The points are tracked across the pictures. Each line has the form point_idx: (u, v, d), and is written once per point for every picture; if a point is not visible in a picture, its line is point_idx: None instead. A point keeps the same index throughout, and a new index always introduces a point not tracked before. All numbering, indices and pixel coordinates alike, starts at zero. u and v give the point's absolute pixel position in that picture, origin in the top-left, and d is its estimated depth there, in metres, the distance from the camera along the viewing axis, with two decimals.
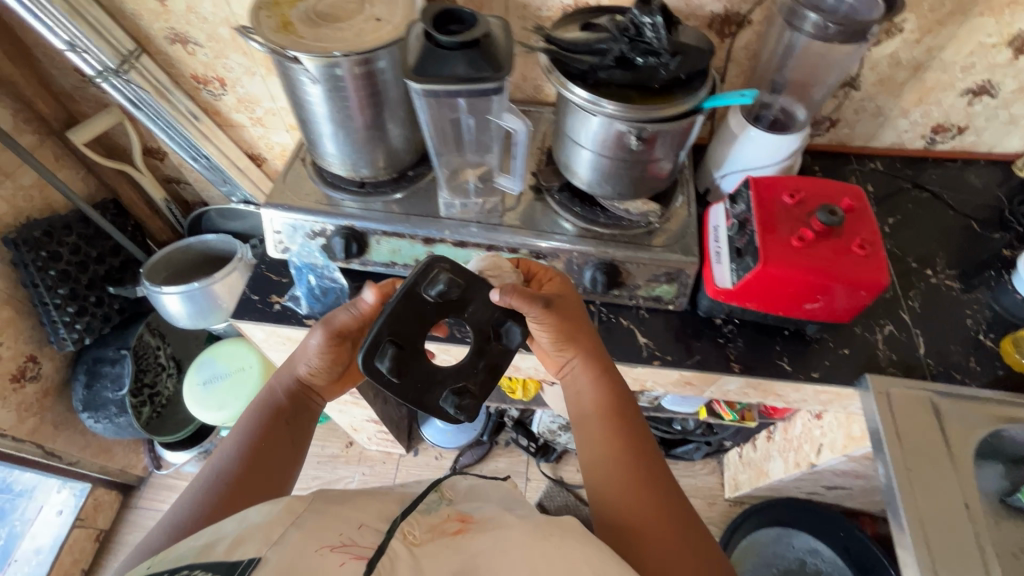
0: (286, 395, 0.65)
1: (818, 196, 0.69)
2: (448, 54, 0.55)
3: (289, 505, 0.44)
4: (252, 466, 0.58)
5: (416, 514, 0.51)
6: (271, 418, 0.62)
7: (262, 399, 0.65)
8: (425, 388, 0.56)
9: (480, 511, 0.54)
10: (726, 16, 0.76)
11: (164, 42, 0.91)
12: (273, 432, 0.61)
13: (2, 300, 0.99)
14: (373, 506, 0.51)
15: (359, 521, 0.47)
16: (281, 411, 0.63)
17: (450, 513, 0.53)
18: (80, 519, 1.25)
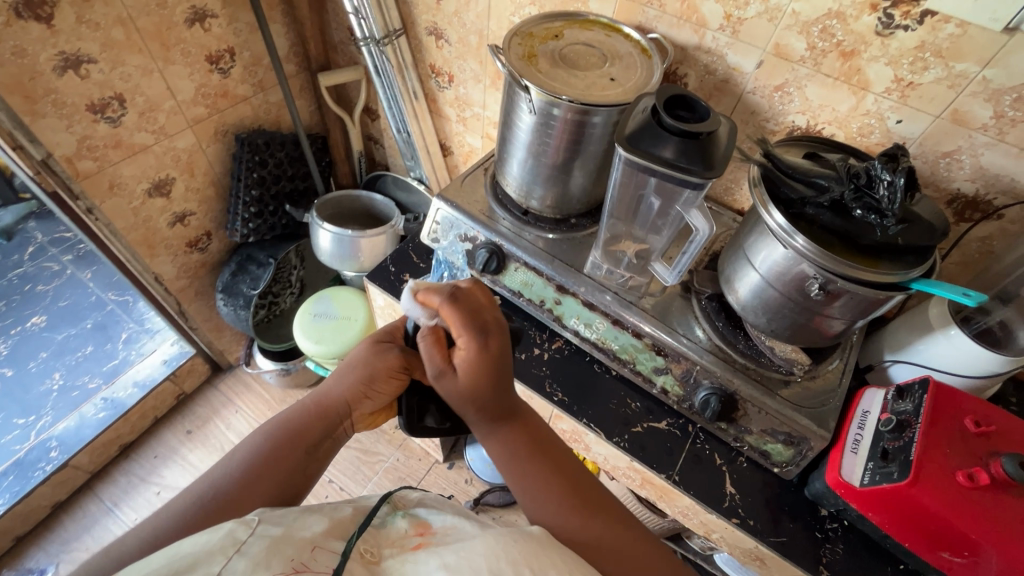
0: (314, 414, 0.60)
1: (1011, 440, 0.57)
2: (665, 135, 0.55)
3: (232, 530, 0.42)
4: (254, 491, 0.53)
5: (372, 532, 0.50)
6: (288, 441, 0.57)
7: (284, 419, 0.59)
8: (468, 412, 0.69)
9: (442, 519, 0.53)
10: (972, 200, 0.69)
11: (423, 31, 1.03)
12: (290, 461, 0.56)
13: (211, 181, 1.18)
14: (324, 518, 0.48)
15: (312, 538, 0.44)
16: (304, 435, 0.58)
17: (408, 524, 0.52)
18: (174, 375, 1.44)
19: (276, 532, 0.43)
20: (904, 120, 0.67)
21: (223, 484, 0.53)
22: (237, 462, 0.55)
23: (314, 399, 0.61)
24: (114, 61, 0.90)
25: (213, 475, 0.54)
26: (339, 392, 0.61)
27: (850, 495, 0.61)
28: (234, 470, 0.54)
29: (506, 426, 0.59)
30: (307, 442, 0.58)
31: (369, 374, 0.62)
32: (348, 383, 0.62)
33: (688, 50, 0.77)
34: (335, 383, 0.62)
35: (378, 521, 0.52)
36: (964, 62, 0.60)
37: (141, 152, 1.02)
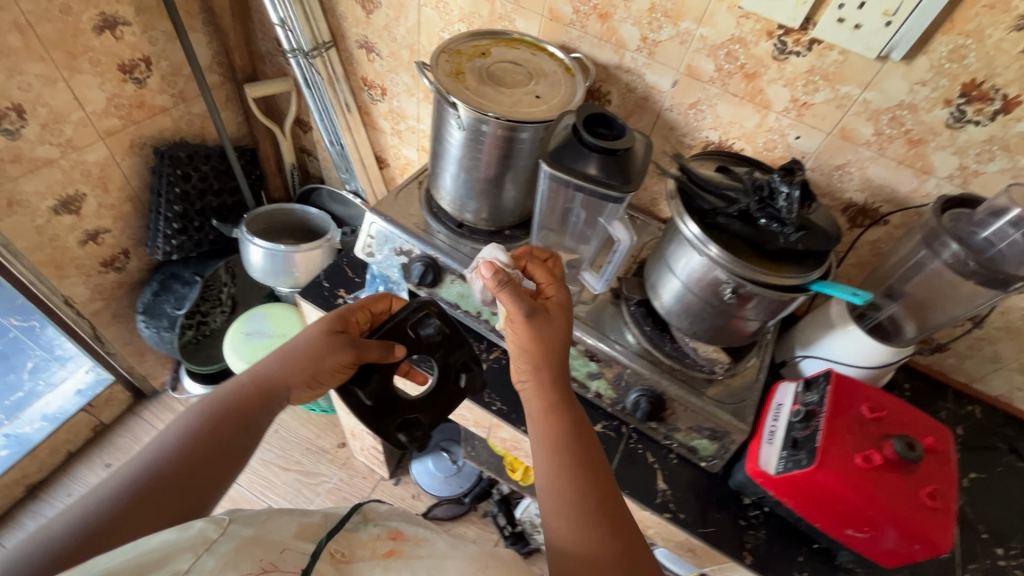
0: (252, 394, 0.60)
1: (900, 423, 0.64)
2: (586, 152, 0.58)
3: (202, 529, 0.40)
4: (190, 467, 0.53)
5: (345, 534, 0.49)
6: (225, 420, 0.57)
7: (221, 399, 0.59)
8: (383, 416, 0.66)
9: (413, 530, 0.54)
10: (862, 208, 0.76)
11: (353, 44, 1.02)
12: (227, 440, 0.56)
13: (128, 197, 1.11)
14: (293, 522, 0.47)
15: (282, 541, 0.43)
16: (241, 415, 0.58)
17: (380, 530, 0.52)
18: (89, 405, 1.34)
19: (248, 533, 0.42)
20: (801, 136, 0.73)
21: (154, 460, 0.52)
22: (169, 440, 0.54)
23: (253, 380, 0.61)
24: (11, 69, 0.83)
25: (144, 454, 0.53)
26: (280, 373, 0.62)
27: (767, 483, 0.66)
28: (168, 448, 0.53)
29: (559, 416, 0.57)
30: (245, 421, 0.58)
31: (314, 358, 0.62)
32: (292, 363, 0.62)
33: (610, 69, 0.81)
34: (274, 365, 0.62)
35: (350, 527, 0.51)
36: (847, 85, 0.67)
37: (45, 167, 0.94)
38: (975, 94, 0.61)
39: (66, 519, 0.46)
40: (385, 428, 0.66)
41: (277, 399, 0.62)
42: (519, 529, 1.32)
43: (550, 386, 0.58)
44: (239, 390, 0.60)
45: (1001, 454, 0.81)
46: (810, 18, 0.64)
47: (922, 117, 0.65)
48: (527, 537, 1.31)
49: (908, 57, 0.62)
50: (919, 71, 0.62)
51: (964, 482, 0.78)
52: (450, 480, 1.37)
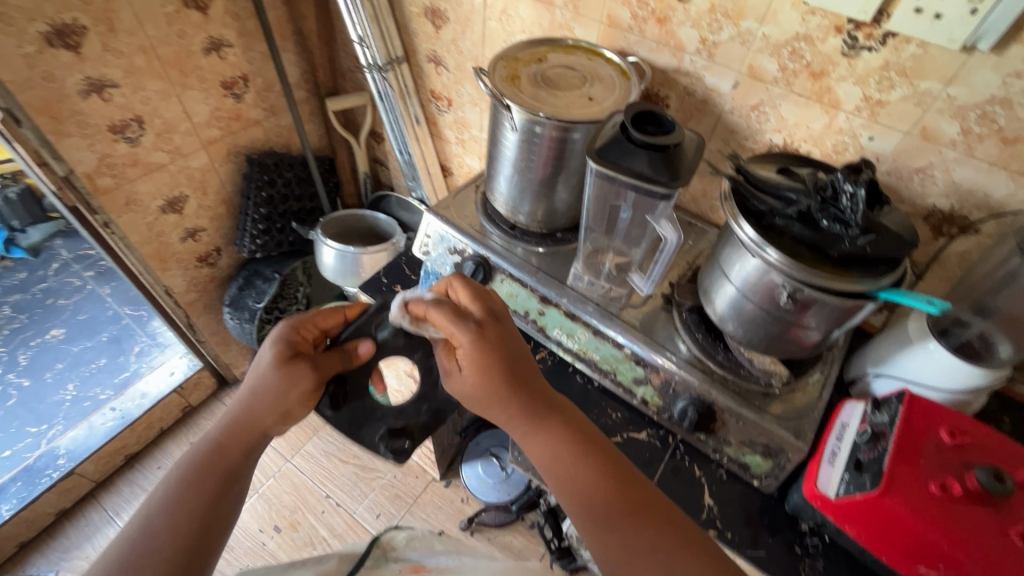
0: (226, 443, 0.56)
1: (986, 453, 0.57)
2: (633, 148, 0.58)
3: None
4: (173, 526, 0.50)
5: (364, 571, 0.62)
6: (206, 477, 0.54)
7: (196, 457, 0.55)
8: (363, 422, 0.67)
9: (431, 562, 0.67)
10: (948, 215, 0.69)
11: (424, 59, 1.09)
12: (214, 493, 0.53)
13: (223, 200, 1.24)
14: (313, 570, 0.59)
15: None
16: (225, 465, 0.55)
17: (398, 564, 0.65)
18: (181, 387, 1.48)
19: None
20: (875, 137, 0.69)
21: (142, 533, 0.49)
22: (151, 509, 0.51)
23: (223, 431, 0.57)
24: (136, 85, 0.97)
25: (129, 530, 0.50)
26: (253, 413, 0.57)
27: (826, 507, 0.60)
28: (155, 523, 0.50)
29: (542, 429, 0.56)
30: (228, 471, 0.55)
31: (282, 392, 0.57)
32: (261, 402, 0.57)
33: (668, 73, 0.80)
34: (239, 410, 0.57)
35: (372, 563, 0.64)
36: (928, 80, 0.62)
37: (156, 170, 1.08)
38: None
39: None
40: (367, 436, 0.66)
41: (253, 441, 0.58)
42: (565, 544, 1.28)
43: (512, 404, 0.56)
44: (217, 440, 0.56)
45: None
46: (884, 11, 0.61)
47: (1018, 113, 0.59)
48: (573, 554, 1.28)
49: (1000, 47, 0.57)
50: (1013, 62, 0.56)
51: None
52: (501, 485, 1.36)
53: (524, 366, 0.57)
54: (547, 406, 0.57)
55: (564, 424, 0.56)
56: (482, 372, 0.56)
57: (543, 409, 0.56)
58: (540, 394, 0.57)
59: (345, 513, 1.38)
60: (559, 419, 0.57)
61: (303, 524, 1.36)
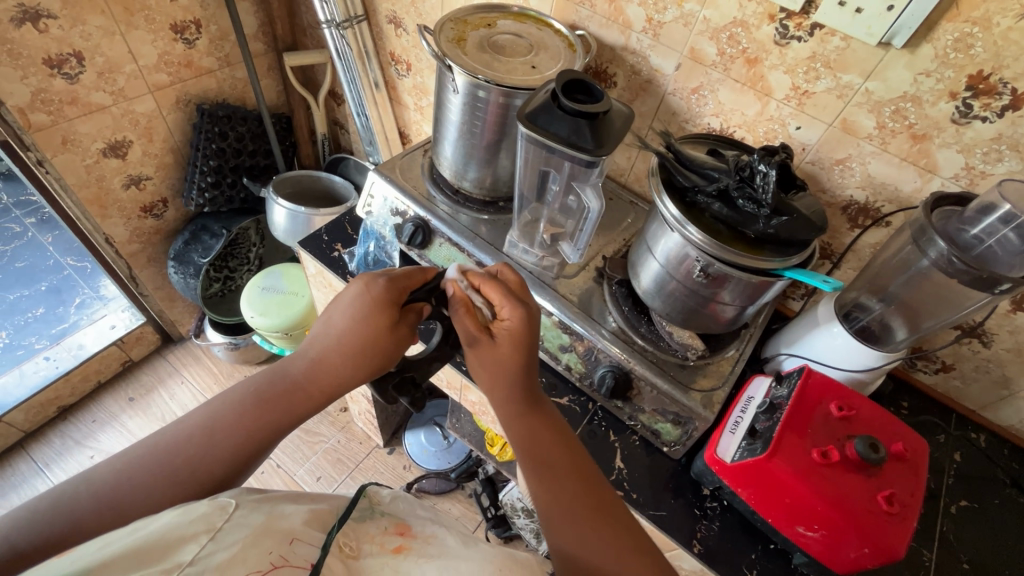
0: (307, 384, 0.57)
1: (871, 426, 0.61)
2: (560, 115, 0.59)
3: (207, 514, 0.40)
4: (223, 442, 0.52)
5: (352, 525, 0.50)
6: (271, 410, 0.55)
7: (272, 378, 0.57)
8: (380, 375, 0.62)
9: (418, 527, 0.55)
10: (864, 206, 0.73)
11: (384, 19, 1.07)
12: (271, 428, 0.55)
13: (170, 149, 1.20)
14: (304, 509, 0.48)
15: (290, 530, 0.43)
16: (297, 401, 0.56)
17: (387, 523, 0.53)
18: (121, 340, 1.45)
19: (256, 520, 0.42)
20: (802, 126, 0.72)
21: (203, 440, 0.51)
22: (221, 414, 0.53)
23: (308, 372, 0.57)
24: (75, 19, 0.93)
25: (193, 423, 0.53)
26: (341, 363, 0.57)
27: (722, 472, 0.63)
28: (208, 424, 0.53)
29: (532, 416, 0.60)
30: (291, 415, 0.56)
31: (365, 337, 0.57)
32: (353, 355, 0.57)
33: (617, 50, 0.81)
34: (331, 360, 0.57)
35: (359, 515, 0.52)
36: (849, 73, 0.65)
37: (98, 112, 1.04)
38: (982, 87, 0.58)
39: (96, 487, 0.47)
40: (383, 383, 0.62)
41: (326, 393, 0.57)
42: (501, 512, 1.32)
43: (516, 388, 0.59)
44: (297, 377, 0.57)
45: (1001, 486, 0.75)
46: (812, 2, 0.63)
47: (926, 111, 0.62)
48: (508, 522, 1.31)
49: (912, 45, 0.60)
50: (922, 61, 0.60)
51: (952, 509, 0.72)
52: (440, 454, 1.41)
53: (532, 366, 0.60)
54: (534, 401, 0.61)
55: (547, 422, 0.60)
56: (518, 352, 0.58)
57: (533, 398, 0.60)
58: (532, 389, 0.60)
59: (285, 474, 1.38)
60: (541, 415, 0.60)
61: None
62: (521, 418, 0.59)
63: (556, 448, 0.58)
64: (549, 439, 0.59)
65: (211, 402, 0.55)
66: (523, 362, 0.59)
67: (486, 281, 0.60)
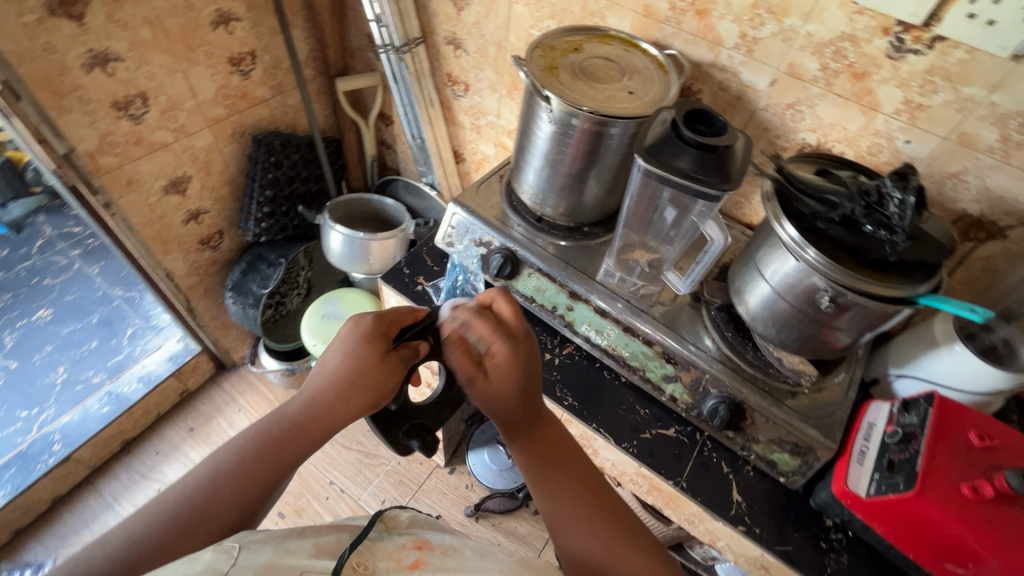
0: (305, 426, 0.53)
1: (1012, 455, 0.59)
2: (683, 146, 0.57)
3: (214, 561, 0.42)
4: (222, 490, 0.49)
5: (369, 545, 0.50)
6: (269, 455, 0.51)
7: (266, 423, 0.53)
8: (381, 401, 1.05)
9: (438, 540, 0.54)
10: (978, 220, 0.70)
11: (442, 40, 1.05)
12: (273, 477, 0.51)
13: (226, 181, 1.19)
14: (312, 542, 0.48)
15: (299, 563, 0.44)
16: (296, 445, 0.52)
17: (404, 540, 0.53)
18: (179, 371, 1.45)
19: (262, 558, 0.44)
20: (912, 140, 0.69)
21: (204, 491, 0.49)
22: (220, 463, 0.51)
23: (305, 412, 0.54)
24: (140, 59, 0.92)
25: (194, 476, 0.50)
26: (337, 402, 0.54)
27: (856, 505, 0.62)
28: (210, 476, 0.50)
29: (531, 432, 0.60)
30: (288, 458, 0.52)
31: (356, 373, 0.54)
32: (348, 393, 0.54)
33: (703, 67, 0.79)
34: (325, 396, 0.54)
35: (375, 537, 0.52)
36: (972, 86, 0.62)
37: (160, 150, 1.03)
38: None
39: (111, 551, 0.45)
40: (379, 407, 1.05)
41: (327, 433, 0.54)
42: None
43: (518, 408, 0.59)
44: (292, 420, 0.54)
45: None
46: (935, 14, 0.60)
47: None
48: None
49: None
50: None
51: None
52: (504, 473, 1.37)
53: (535, 389, 0.60)
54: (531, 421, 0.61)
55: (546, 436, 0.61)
56: (513, 381, 0.58)
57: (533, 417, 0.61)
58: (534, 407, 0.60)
59: (350, 499, 1.38)
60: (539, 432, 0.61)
61: (308, 510, 1.36)
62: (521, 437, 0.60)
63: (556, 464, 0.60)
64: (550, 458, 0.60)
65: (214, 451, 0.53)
66: (525, 380, 0.59)
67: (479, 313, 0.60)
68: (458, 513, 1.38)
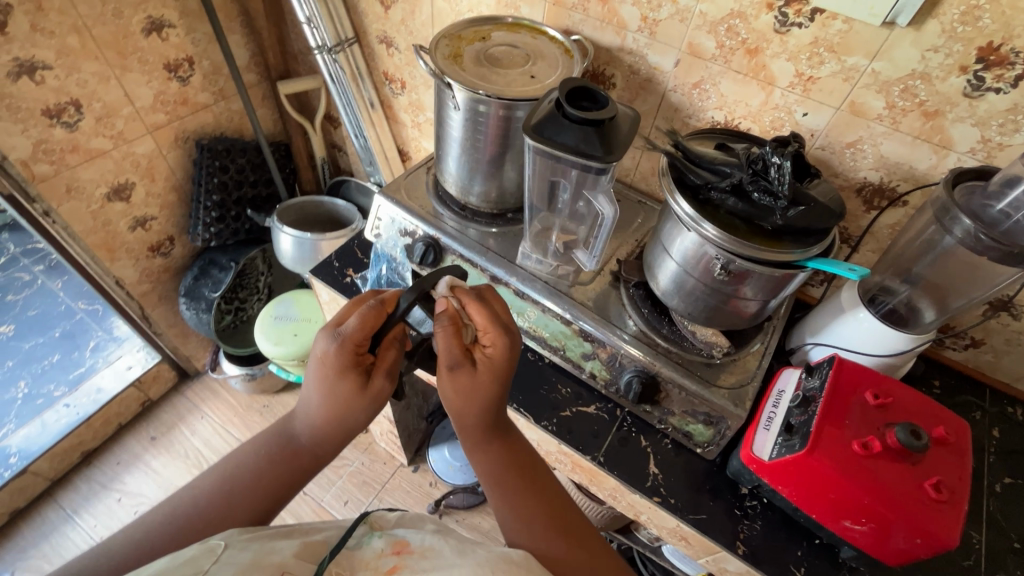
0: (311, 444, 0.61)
1: (907, 413, 0.60)
2: (567, 124, 0.58)
3: (196, 558, 0.45)
4: (242, 504, 0.56)
5: (346, 555, 0.51)
6: (282, 466, 0.59)
7: (278, 443, 0.61)
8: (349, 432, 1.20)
9: (420, 539, 0.54)
10: (879, 187, 0.72)
11: (375, 39, 1.07)
12: (284, 485, 0.59)
13: (173, 187, 1.21)
14: (298, 541, 0.50)
15: (280, 562, 0.46)
16: (304, 459, 0.61)
17: (384, 543, 0.53)
18: (138, 381, 1.45)
19: (243, 557, 0.46)
20: (809, 112, 0.71)
21: (225, 504, 0.56)
22: (237, 475, 0.58)
23: (309, 435, 0.61)
24: (70, 67, 0.93)
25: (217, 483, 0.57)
26: (336, 427, 0.60)
27: (761, 470, 0.62)
28: (232, 484, 0.57)
29: (492, 440, 0.62)
30: (299, 475, 0.60)
31: (346, 402, 0.58)
32: (344, 419, 0.59)
33: (613, 51, 0.81)
34: (325, 422, 0.60)
35: (355, 542, 0.54)
36: (854, 56, 0.64)
37: (98, 157, 1.04)
38: (993, 59, 0.57)
39: (123, 551, 0.50)
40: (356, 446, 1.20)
41: (332, 451, 0.62)
42: None
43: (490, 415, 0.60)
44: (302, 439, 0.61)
45: None
46: None
47: (937, 87, 0.61)
48: None
49: (917, 22, 0.59)
50: (929, 37, 0.59)
51: (997, 487, 0.71)
52: (466, 468, 1.39)
53: (506, 395, 0.61)
54: (497, 426, 0.62)
55: (508, 445, 0.63)
56: (492, 383, 0.59)
57: (499, 427, 0.62)
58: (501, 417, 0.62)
59: (312, 501, 1.38)
60: (503, 441, 0.63)
61: None
62: (484, 441, 0.61)
63: (518, 469, 0.62)
64: (509, 465, 0.61)
65: (227, 464, 0.60)
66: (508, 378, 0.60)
67: (474, 302, 0.58)
68: (421, 510, 1.39)
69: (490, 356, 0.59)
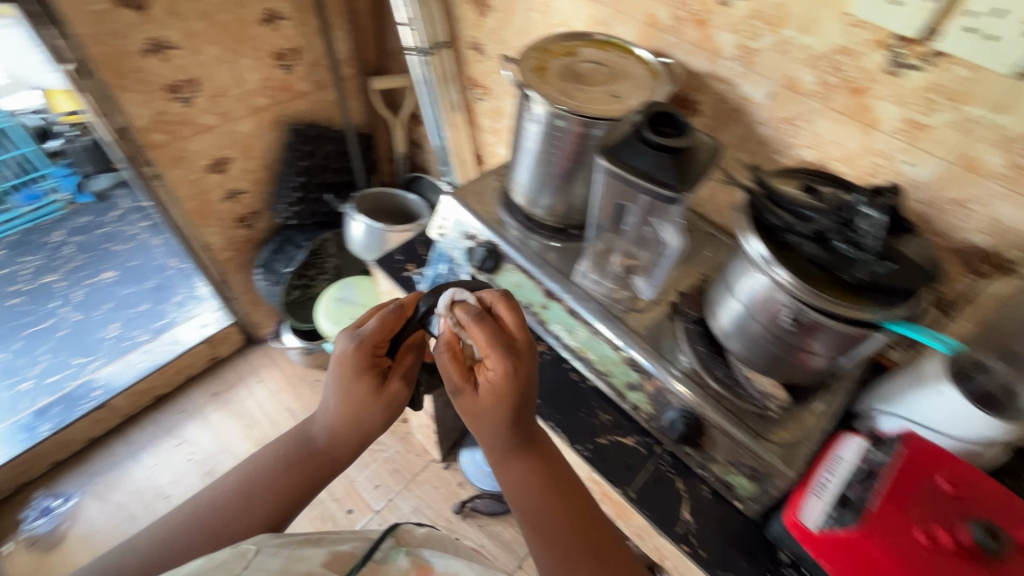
0: (324, 447, 0.65)
1: (988, 503, 0.55)
2: (643, 149, 0.57)
3: (228, 561, 0.48)
4: (259, 505, 0.62)
5: (372, 568, 0.54)
6: (296, 469, 0.64)
7: (294, 446, 0.66)
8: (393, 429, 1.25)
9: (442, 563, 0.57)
10: (987, 253, 0.65)
11: (466, 45, 1.10)
12: (300, 487, 0.64)
13: (264, 165, 1.30)
14: (325, 552, 0.53)
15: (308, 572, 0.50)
16: (317, 462, 0.65)
17: (409, 563, 0.56)
18: (210, 339, 1.56)
19: (273, 565, 0.50)
20: (912, 162, 0.65)
21: (243, 504, 0.61)
22: (255, 478, 0.63)
23: (323, 438, 0.65)
24: (194, 49, 1.03)
25: (237, 485, 0.63)
26: (351, 431, 0.64)
27: (806, 540, 0.57)
28: (252, 489, 0.62)
29: (519, 455, 0.62)
30: (314, 478, 0.65)
31: (359, 407, 0.63)
32: (358, 422, 0.64)
33: (703, 77, 0.78)
34: (339, 426, 0.64)
35: (382, 555, 0.56)
36: (975, 106, 0.58)
37: (206, 131, 1.14)
38: None
39: (146, 550, 0.56)
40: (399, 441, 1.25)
41: (347, 455, 0.66)
42: None
43: (512, 430, 0.61)
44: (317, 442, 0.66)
45: None
46: (934, 29, 0.57)
47: None
48: None
49: None
50: None
51: None
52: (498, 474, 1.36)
53: (528, 408, 0.62)
54: (525, 440, 0.62)
55: (539, 459, 0.63)
56: (505, 397, 0.59)
57: (526, 441, 0.63)
58: (525, 432, 0.62)
59: (345, 480, 1.43)
60: (532, 456, 0.62)
61: None
62: (514, 456, 0.62)
63: (548, 488, 0.61)
64: (537, 482, 0.61)
65: (248, 466, 0.65)
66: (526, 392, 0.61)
67: (473, 323, 0.59)
68: (445, 508, 1.40)
69: (499, 372, 0.59)
